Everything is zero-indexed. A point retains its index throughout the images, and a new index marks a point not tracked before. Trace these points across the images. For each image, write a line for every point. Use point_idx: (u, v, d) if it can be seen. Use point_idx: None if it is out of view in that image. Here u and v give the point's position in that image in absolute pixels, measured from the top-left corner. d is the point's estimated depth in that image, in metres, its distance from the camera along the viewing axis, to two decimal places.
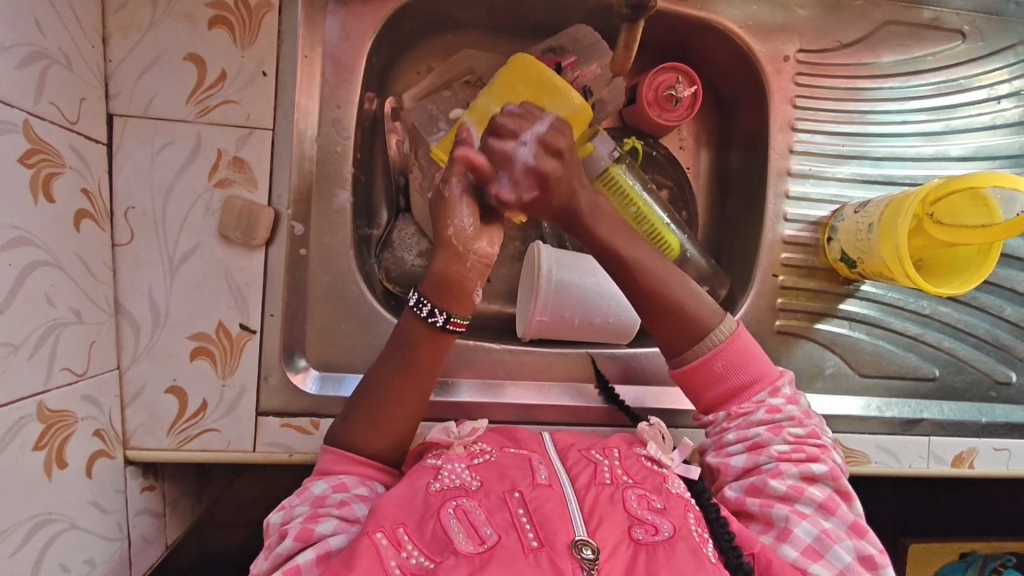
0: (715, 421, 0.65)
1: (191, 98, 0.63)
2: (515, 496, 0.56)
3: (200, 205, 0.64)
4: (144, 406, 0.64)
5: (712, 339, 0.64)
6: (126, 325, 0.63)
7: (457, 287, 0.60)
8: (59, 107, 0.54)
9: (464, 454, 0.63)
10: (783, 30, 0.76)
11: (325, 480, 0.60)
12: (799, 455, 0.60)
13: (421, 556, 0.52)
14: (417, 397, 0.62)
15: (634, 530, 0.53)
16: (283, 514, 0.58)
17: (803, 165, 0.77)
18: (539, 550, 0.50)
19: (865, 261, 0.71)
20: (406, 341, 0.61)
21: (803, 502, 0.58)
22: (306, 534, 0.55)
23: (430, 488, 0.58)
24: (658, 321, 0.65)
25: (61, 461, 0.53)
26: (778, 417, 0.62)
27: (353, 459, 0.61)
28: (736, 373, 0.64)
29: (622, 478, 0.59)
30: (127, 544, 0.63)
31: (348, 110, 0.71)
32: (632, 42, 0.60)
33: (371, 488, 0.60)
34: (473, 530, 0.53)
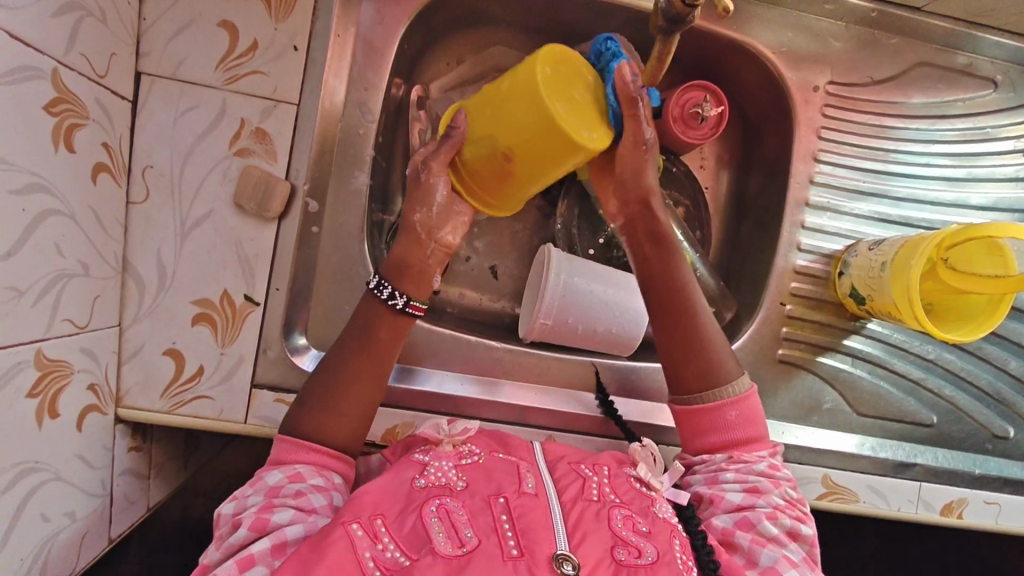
0: (710, 461, 0.64)
1: (220, 65, 0.64)
2: (500, 501, 0.55)
3: (218, 171, 0.64)
4: (140, 366, 0.64)
5: (730, 387, 0.64)
6: (132, 283, 0.63)
7: (417, 272, 0.63)
8: (89, 59, 0.54)
9: (452, 453, 0.61)
10: (816, 60, 0.76)
11: (281, 468, 0.57)
12: (792, 512, 0.60)
13: (397, 552, 0.50)
14: (371, 379, 0.61)
15: (617, 550, 0.52)
16: (235, 502, 0.55)
17: (821, 197, 0.77)
18: (518, 559, 0.49)
19: (875, 299, 0.71)
20: (372, 319, 0.62)
21: (791, 549, 0.57)
22: (261, 523, 0.52)
23: (414, 483, 0.56)
24: (677, 360, 0.65)
25: (52, 411, 0.53)
26: (777, 474, 0.62)
27: (310, 446, 0.58)
28: (745, 429, 0.64)
29: (609, 496, 0.58)
30: (110, 501, 0.63)
31: (375, 94, 0.70)
32: (667, 55, 0.58)
33: (328, 478, 0.57)
34: (454, 531, 0.51)
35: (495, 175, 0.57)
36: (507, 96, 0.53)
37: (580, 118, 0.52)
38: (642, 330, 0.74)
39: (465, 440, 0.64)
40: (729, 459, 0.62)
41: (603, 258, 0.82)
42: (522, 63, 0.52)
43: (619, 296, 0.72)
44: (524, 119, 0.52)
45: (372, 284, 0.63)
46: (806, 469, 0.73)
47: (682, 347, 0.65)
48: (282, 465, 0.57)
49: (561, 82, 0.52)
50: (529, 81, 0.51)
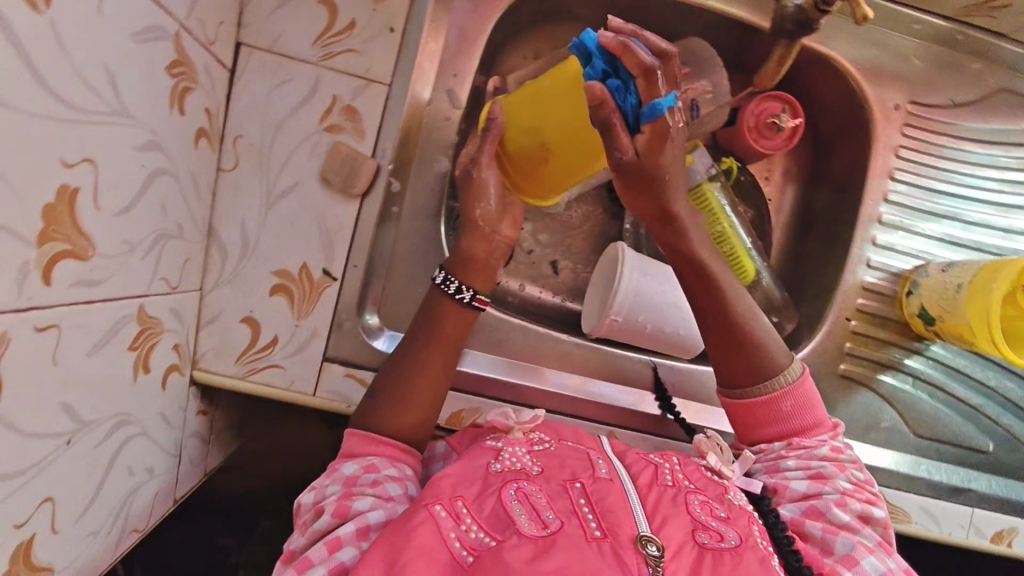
0: (767, 450, 0.65)
1: (317, 41, 0.64)
2: (577, 486, 0.55)
3: (307, 145, 0.65)
4: (218, 331, 0.65)
5: (784, 377, 0.64)
6: (215, 249, 0.64)
7: (483, 265, 0.65)
8: (203, 25, 0.55)
9: (524, 439, 0.62)
10: (898, 79, 0.76)
11: (355, 460, 0.58)
12: (862, 497, 0.60)
13: (480, 532, 0.51)
14: (439, 370, 0.62)
15: (698, 534, 0.53)
16: (314, 492, 0.56)
17: (894, 216, 0.77)
18: (602, 540, 0.50)
19: (946, 321, 0.70)
20: (435, 313, 0.63)
21: (864, 536, 0.56)
22: (343, 509, 0.52)
23: (490, 467, 0.57)
24: (725, 357, 0.65)
25: (145, 366, 0.53)
26: (841, 457, 0.63)
27: (376, 439, 0.59)
28: (799, 418, 0.64)
29: (683, 483, 0.59)
30: (179, 461, 0.64)
31: (462, 82, 0.72)
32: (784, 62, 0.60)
33: (401, 468, 0.58)
34: (536, 512, 0.52)
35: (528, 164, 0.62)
36: (539, 102, 0.58)
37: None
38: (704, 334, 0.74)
39: (531, 428, 0.64)
40: (788, 446, 0.64)
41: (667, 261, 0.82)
42: (574, 86, 0.56)
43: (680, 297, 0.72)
44: (571, 140, 0.57)
45: (437, 279, 0.64)
46: None
47: (732, 347, 0.64)
48: (354, 458, 0.58)
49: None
50: (563, 83, 0.57)
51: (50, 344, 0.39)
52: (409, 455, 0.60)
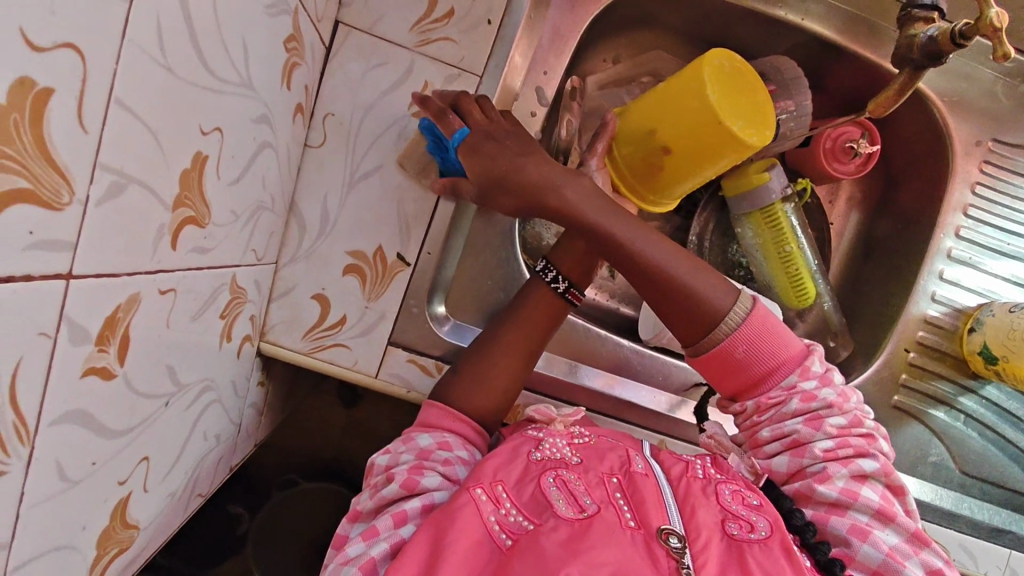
0: (744, 412, 0.62)
1: (415, 27, 0.65)
2: (614, 480, 0.56)
3: (394, 129, 0.65)
4: (288, 305, 0.65)
5: (728, 321, 0.59)
6: (294, 224, 0.65)
7: (583, 263, 0.68)
8: (313, 3, 0.56)
9: (565, 432, 0.63)
10: (982, 115, 0.75)
11: (429, 433, 0.62)
12: (845, 454, 0.57)
13: (519, 516, 0.52)
14: (521, 353, 0.66)
15: (727, 524, 0.53)
16: (387, 456, 0.60)
17: (964, 252, 0.76)
18: (636, 529, 0.51)
19: (1011, 361, 0.70)
20: (525, 300, 0.67)
21: (857, 509, 0.55)
22: (411, 483, 0.56)
23: (531, 456, 0.58)
24: (668, 317, 0.61)
25: (230, 334, 0.54)
26: (813, 404, 0.58)
27: (453, 415, 0.62)
28: (756, 363, 0.60)
29: (714, 475, 0.59)
30: (239, 430, 0.64)
31: (552, 79, 0.71)
32: (907, 89, 0.62)
33: (472, 451, 0.62)
34: (573, 498, 0.53)
35: (655, 159, 0.64)
36: (673, 101, 0.61)
37: (743, 116, 0.59)
38: None
39: (574, 422, 0.66)
40: (758, 407, 0.60)
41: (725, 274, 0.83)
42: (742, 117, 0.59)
43: None
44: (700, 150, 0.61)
45: (538, 268, 0.68)
46: None
47: (669, 304, 0.60)
48: (429, 428, 0.62)
49: (724, 80, 0.60)
50: (698, 79, 0.59)
51: (167, 306, 0.39)
52: (480, 438, 0.64)
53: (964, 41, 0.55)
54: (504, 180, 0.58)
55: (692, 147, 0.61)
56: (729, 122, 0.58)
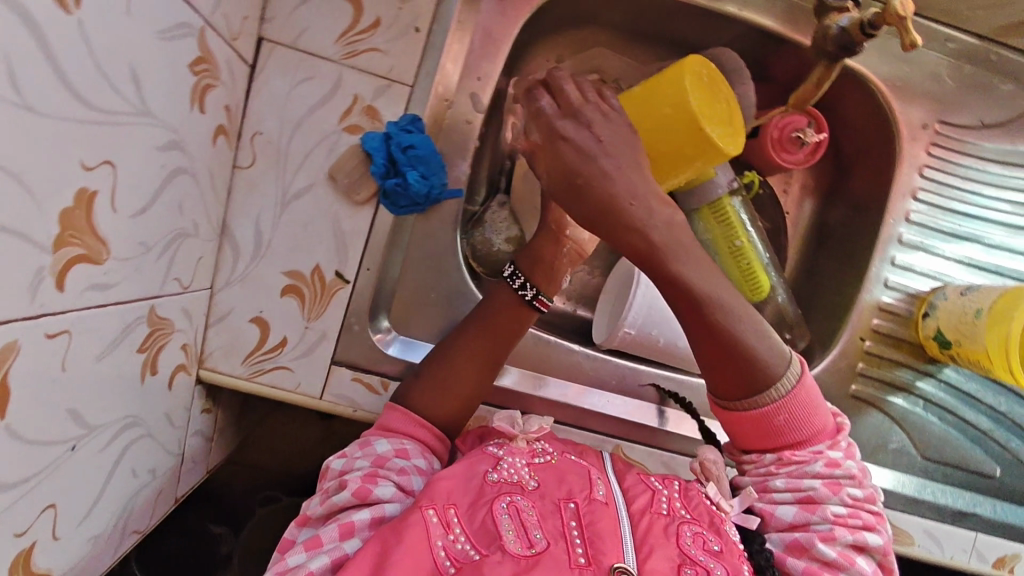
0: (760, 462, 0.61)
1: (340, 39, 0.63)
2: (570, 506, 0.56)
3: (325, 145, 0.64)
4: (225, 330, 0.64)
5: (778, 389, 0.58)
6: (227, 247, 0.63)
7: (548, 268, 0.69)
8: (225, 21, 0.54)
9: (526, 450, 0.62)
10: (931, 97, 0.74)
11: (387, 438, 0.61)
12: (854, 522, 0.57)
13: (467, 544, 0.51)
14: (486, 360, 0.66)
15: (683, 569, 0.53)
16: (343, 460, 0.59)
17: (915, 237, 0.76)
18: (585, 567, 0.51)
19: (964, 345, 0.70)
20: (495, 308, 0.67)
21: (850, 573, 0.55)
22: (364, 492, 0.55)
23: (487, 476, 0.57)
24: (714, 372, 0.59)
25: (154, 367, 0.53)
26: (835, 472, 0.58)
27: (417, 421, 0.62)
28: (795, 430, 0.59)
29: (679, 512, 0.58)
30: (181, 460, 0.63)
31: (487, 84, 0.68)
32: (824, 81, 0.62)
33: (429, 461, 0.61)
34: (525, 530, 0.52)
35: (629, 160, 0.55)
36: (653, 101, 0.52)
37: (720, 123, 0.52)
38: None
39: (537, 436, 0.64)
40: (779, 461, 0.59)
41: None
42: (721, 126, 0.51)
43: None
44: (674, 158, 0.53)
45: (506, 274, 0.67)
46: None
47: (726, 362, 0.57)
48: (388, 432, 0.62)
49: (707, 86, 0.52)
50: (679, 82, 0.51)
51: (61, 352, 0.38)
52: (442, 443, 0.64)
53: (873, 31, 0.54)
54: (584, 190, 0.51)
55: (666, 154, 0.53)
56: (706, 129, 0.50)
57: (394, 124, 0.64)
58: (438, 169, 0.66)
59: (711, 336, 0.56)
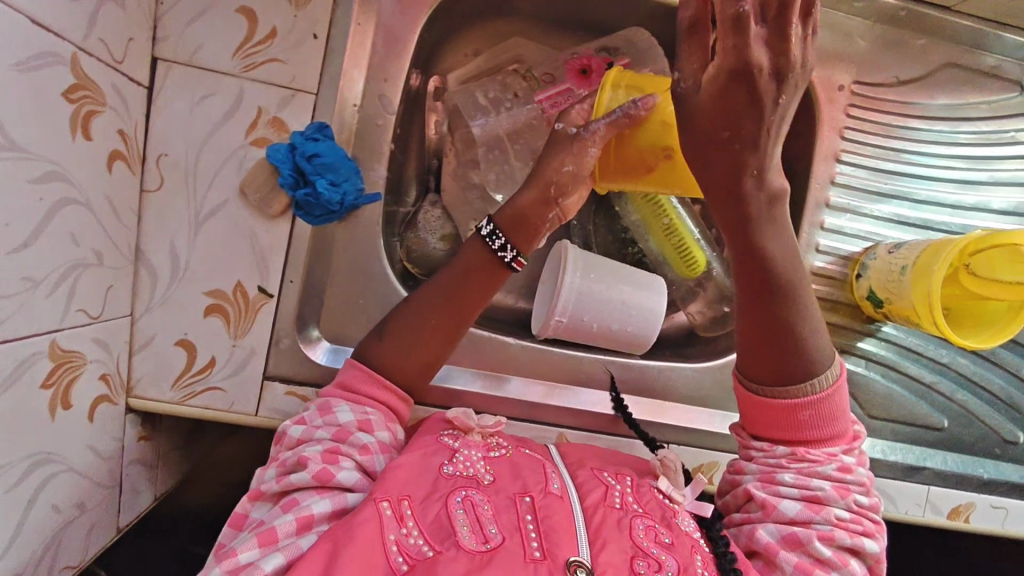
0: (771, 452, 0.58)
1: (237, 52, 0.62)
2: (525, 500, 0.54)
3: (233, 161, 0.63)
4: (151, 356, 0.63)
5: (817, 383, 0.56)
6: (144, 273, 0.62)
7: (532, 227, 0.62)
8: (107, 45, 0.53)
9: (482, 443, 0.61)
10: (841, 60, 0.75)
11: (351, 407, 0.58)
12: (854, 527, 0.54)
13: (421, 540, 0.50)
14: (450, 324, 0.62)
15: (636, 561, 0.51)
16: (303, 429, 0.57)
17: (841, 198, 0.76)
18: (540, 561, 0.49)
19: (894, 303, 0.70)
20: (464, 264, 0.63)
21: (840, 572, 0.53)
22: (325, 476, 0.53)
23: (442, 469, 0.56)
24: (749, 343, 0.57)
25: (66, 402, 0.53)
26: (848, 478, 0.55)
27: (380, 381, 0.60)
28: (823, 428, 0.56)
29: (631, 506, 0.56)
30: (118, 490, 0.63)
31: (394, 85, 0.68)
32: None
33: (392, 432, 0.59)
34: (479, 525, 0.51)
35: (634, 169, 0.58)
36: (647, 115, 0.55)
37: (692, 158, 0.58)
38: (656, 331, 0.72)
39: (494, 432, 0.63)
40: (791, 455, 0.56)
41: (616, 254, 0.81)
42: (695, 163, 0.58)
43: (637, 296, 0.71)
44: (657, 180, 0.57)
45: (484, 232, 0.62)
46: None
47: (767, 338, 0.55)
48: (352, 394, 0.59)
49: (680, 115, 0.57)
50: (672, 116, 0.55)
51: None
52: (403, 404, 0.62)
53: None
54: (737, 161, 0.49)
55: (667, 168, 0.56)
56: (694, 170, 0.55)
57: (300, 135, 0.63)
58: (350, 175, 0.66)
59: (763, 311, 0.55)
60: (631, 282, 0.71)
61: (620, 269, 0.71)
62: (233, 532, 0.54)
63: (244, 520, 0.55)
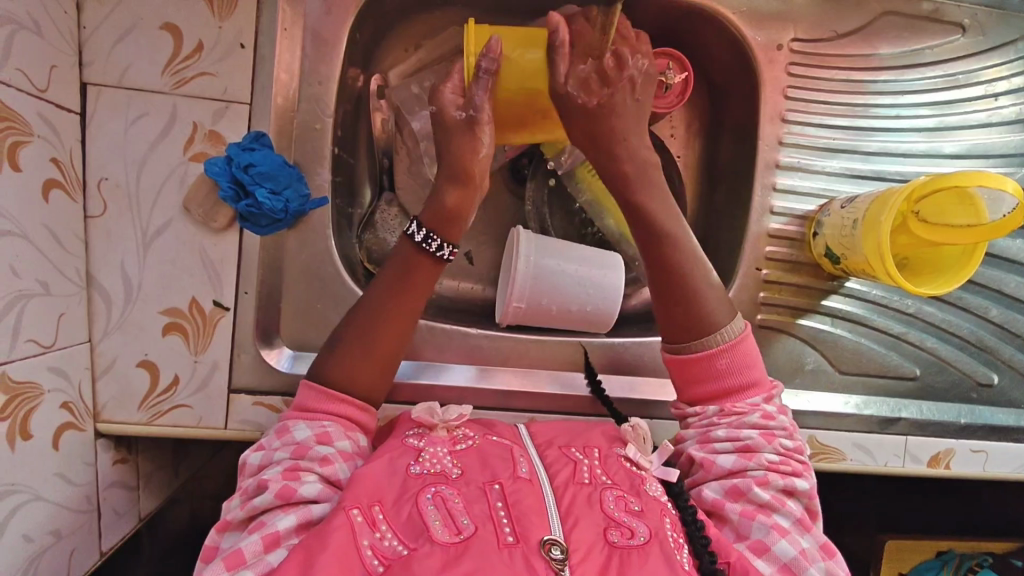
0: (702, 413, 0.61)
1: (167, 70, 0.62)
2: (495, 488, 0.52)
3: (174, 178, 0.63)
4: (114, 380, 0.64)
5: (723, 334, 0.60)
6: (97, 298, 0.63)
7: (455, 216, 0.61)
8: (26, 75, 0.53)
9: (448, 438, 0.58)
10: (779, 19, 0.74)
11: (307, 423, 0.56)
12: (786, 466, 0.57)
13: (395, 540, 0.47)
14: (404, 322, 0.61)
15: (609, 532, 0.49)
16: (261, 454, 0.55)
17: (792, 157, 0.76)
18: (514, 545, 0.46)
19: (849, 258, 0.70)
20: (404, 261, 0.61)
21: (781, 514, 0.54)
22: (287, 492, 0.51)
23: (410, 470, 0.53)
24: (663, 300, 0.61)
25: (24, 432, 0.54)
26: (772, 422, 0.58)
27: (334, 396, 0.58)
28: (740, 375, 0.60)
29: (601, 478, 0.55)
30: (96, 515, 0.63)
31: (329, 87, 0.69)
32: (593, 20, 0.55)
33: (355, 440, 0.57)
34: (451, 518, 0.48)
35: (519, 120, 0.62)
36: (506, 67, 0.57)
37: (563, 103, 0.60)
38: (617, 306, 0.73)
39: (459, 426, 0.60)
40: (721, 412, 0.59)
41: (575, 235, 0.82)
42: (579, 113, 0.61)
43: (594, 275, 0.72)
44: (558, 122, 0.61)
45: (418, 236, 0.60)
46: None
47: (672, 298, 0.61)
48: (305, 413, 0.57)
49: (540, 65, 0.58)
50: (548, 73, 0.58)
51: None
52: (364, 413, 0.59)
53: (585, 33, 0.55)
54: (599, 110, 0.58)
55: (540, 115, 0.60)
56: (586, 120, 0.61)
57: (236, 145, 0.63)
58: (291, 181, 0.66)
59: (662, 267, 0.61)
60: (586, 259, 0.72)
61: (574, 250, 0.72)
62: (204, 566, 0.51)
63: (214, 553, 0.52)
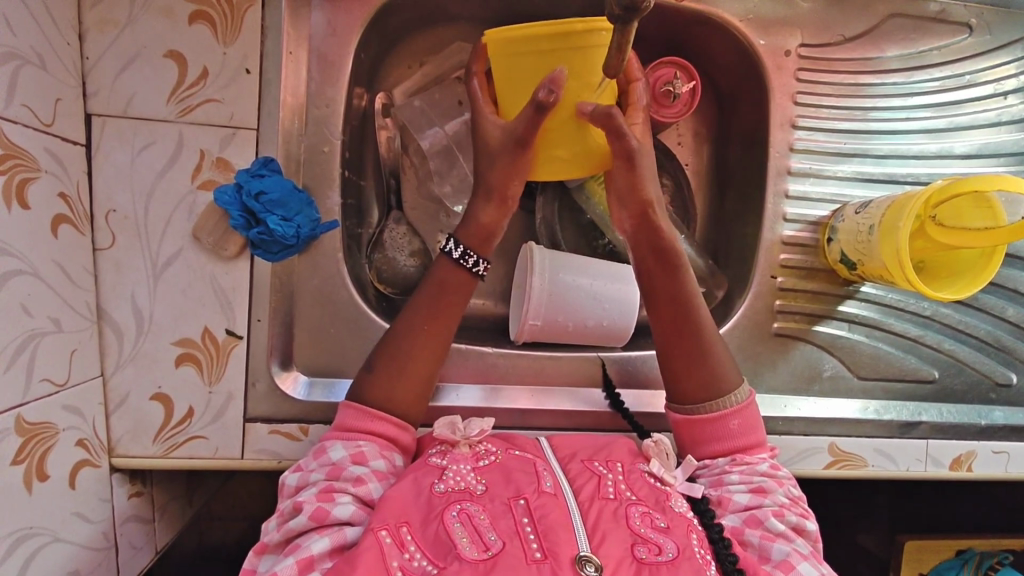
0: (712, 464, 0.61)
1: (171, 98, 0.61)
2: (520, 503, 0.51)
3: (183, 207, 0.62)
4: (129, 414, 0.63)
5: (733, 396, 0.62)
6: (109, 331, 0.62)
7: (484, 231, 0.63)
8: (31, 110, 0.52)
9: (470, 454, 0.57)
10: (786, 24, 0.74)
11: (344, 443, 0.56)
12: (797, 509, 0.58)
13: (423, 560, 0.47)
14: (439, 335, 0.62)
15: (636, 548, 0.48)
16: (298, 475, 0.55)
17: (803, 163, 0.76)
18: (542, 562, 0.46)
19: (866, 264, 0.70)
20: (439, 283, 0.63)
21: (801, 543, 0.54)
22: (321, 514, 0.50)
23: (434, 488, 0.52)
24: (672, 358, 0.63)
25: (41, 474, 0.53)
26: (780, 472, 0.60)
27: (374, 415, 0.58)
28: (749, 437, 0.62)
29: (625, 493, 0.54)
30: (115, 550, 0.62)
31: (335, 108, 0.68)
32: (626, 42, 0.45)
33: (389, 459, 0.57)
34: (478, 535, 0.48)
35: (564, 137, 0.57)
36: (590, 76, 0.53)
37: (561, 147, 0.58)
38: (633, 317, 0.73)
39: (482, 440, 0.59)
40: (733, 461, 0.60)
41: (586, 246, 0.80)
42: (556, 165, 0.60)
43: (609, 288, 0.71)
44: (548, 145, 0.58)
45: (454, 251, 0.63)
46: (812, 440, 0.73)
47: (683, 352, 0.63)
48: (346, 433, 0.57)
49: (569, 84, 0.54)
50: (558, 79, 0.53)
51: None
52: (403, 432, 0.59)
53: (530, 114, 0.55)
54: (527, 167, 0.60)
55: (536, 117, 0.54)
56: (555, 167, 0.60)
57: (244, 172, 0.62)
58: (302, 207, 0.66)
59: (672, 322, 0.63)
60: (600, 274, 0.71)
61: (586, 262, 0.71)
62: None
63: None
